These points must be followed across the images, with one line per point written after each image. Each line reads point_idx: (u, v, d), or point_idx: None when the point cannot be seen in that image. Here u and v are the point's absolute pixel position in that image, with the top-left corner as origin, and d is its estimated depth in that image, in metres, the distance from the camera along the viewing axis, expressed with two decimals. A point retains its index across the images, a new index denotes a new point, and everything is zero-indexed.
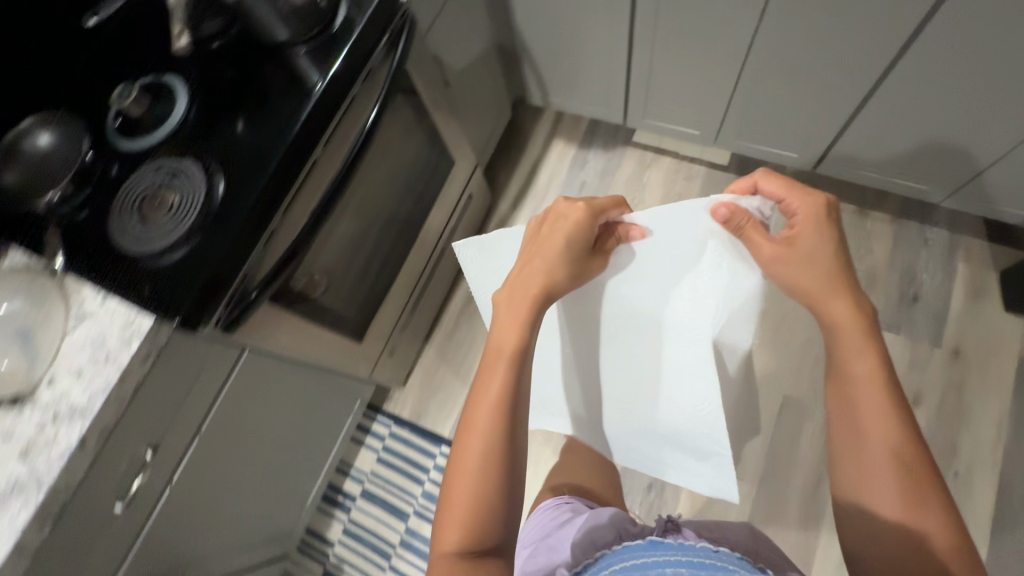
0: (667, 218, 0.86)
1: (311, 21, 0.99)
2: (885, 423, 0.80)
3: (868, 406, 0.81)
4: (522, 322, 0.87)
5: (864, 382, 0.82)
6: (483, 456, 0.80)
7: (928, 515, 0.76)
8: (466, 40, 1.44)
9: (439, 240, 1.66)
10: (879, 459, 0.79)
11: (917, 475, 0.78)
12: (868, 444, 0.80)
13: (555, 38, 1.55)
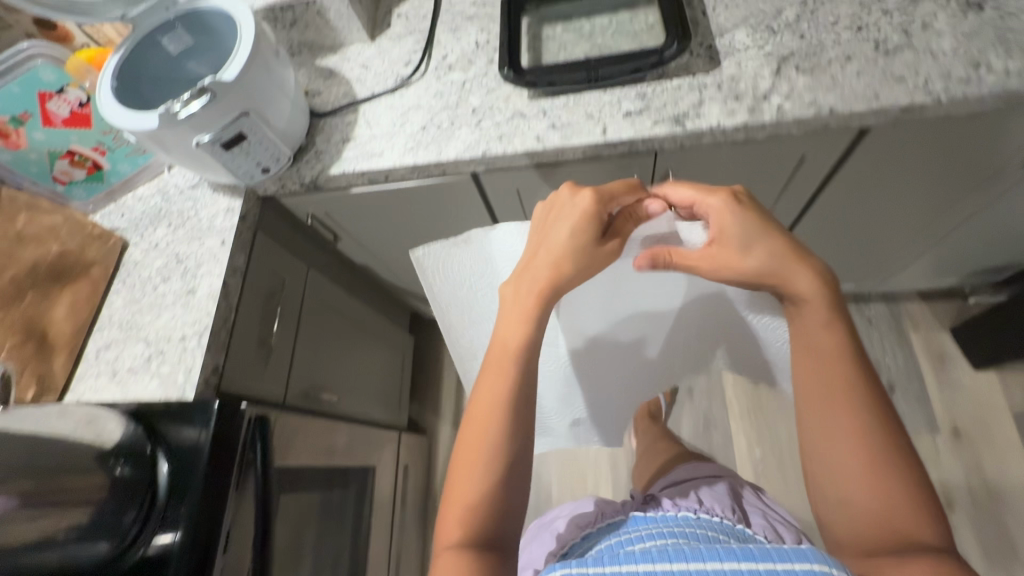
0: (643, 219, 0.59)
1: (127, 510, 0.57)
2: (853, 404, 0.52)
3: (838, 376, 0.53)
4: (534, 314, 0.57)
5: (829, 352, 0.54)
6: (495, 435, 0.53)
7: (875, 500, 0.49)
8: (316, 297, 0.97)
9: (393, 524, 1.20)
10: (847, 435, 0.52)
11: (868, 459, 0.50)
12: (838, 416, 0.52)
13: (395, 264, 1.11)
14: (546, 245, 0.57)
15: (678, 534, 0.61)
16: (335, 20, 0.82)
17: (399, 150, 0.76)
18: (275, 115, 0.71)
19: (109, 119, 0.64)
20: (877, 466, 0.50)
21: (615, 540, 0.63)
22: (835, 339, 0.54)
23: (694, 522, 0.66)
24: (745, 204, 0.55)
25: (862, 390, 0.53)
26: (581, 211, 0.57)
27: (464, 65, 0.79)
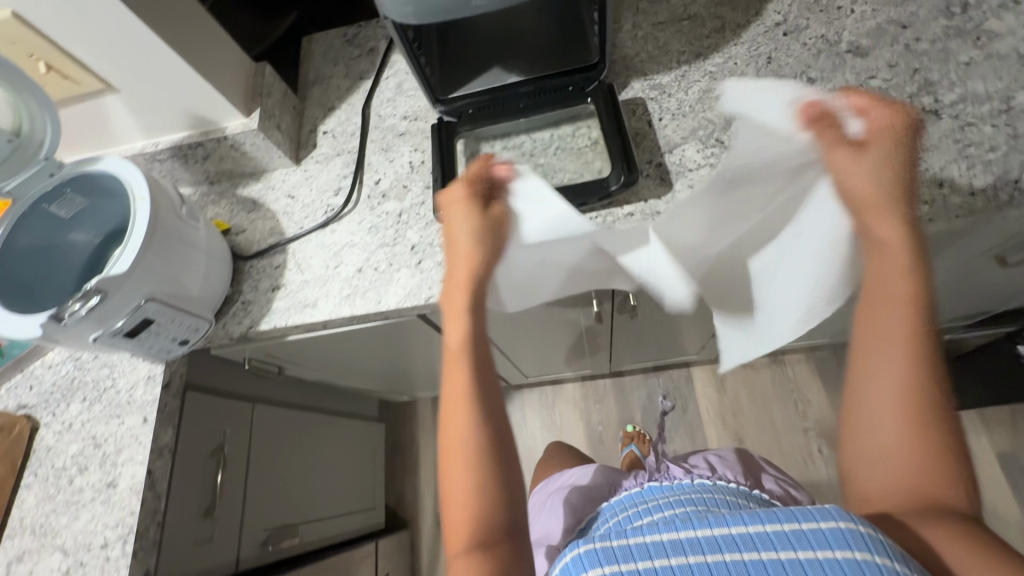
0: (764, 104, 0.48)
1: None
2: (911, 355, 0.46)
3: (894, 324, 0.47)
4: (465, 309, 0.55)
5: (893, 303, 0.47)
6: (471, 418, 0.51)
7: (910, 452, 0.45)
8: (266, 433, 0.90)
9: None
10: (894, 387, 0.46)
11: (909, 414, 0.45)
12: (884, 366, 0.47)
13: (352, 372, 1.04)
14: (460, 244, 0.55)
15: (697, 504, 0.59)
16: (252, 152, 0.74)
17: (334, 299, 0.69)
18: (188, 283, 0.63)
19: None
20: (913, 421, 0.45)
21: (628, 514, 0.61)
22: (905, 278, 0.47)
23: (713, 490, 0.65)
24: (917, 128, 0.47)
25: (922, 340, 0.46)
26: (458, 202, 0.56)
27: (399, 192, 0.73)
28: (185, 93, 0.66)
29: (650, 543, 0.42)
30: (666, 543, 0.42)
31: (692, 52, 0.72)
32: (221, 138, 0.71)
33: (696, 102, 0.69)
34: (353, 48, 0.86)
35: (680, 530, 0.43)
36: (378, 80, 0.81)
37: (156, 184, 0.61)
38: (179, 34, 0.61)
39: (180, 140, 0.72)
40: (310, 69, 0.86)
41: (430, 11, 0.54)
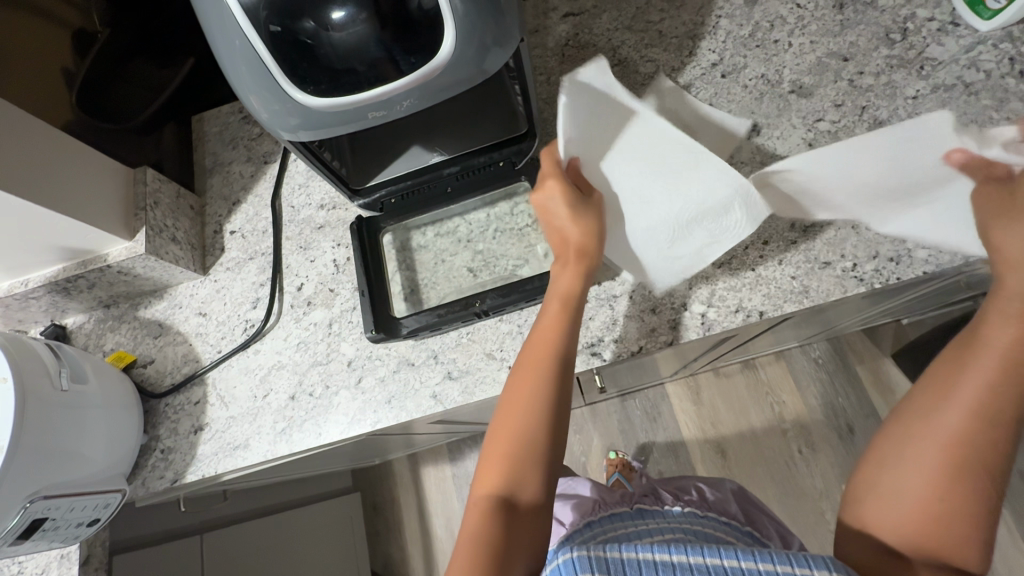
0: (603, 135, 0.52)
1: None
2: (979, 411, 0.40)
3: (977, 373, 0.41)
4: (581, 267, 0.52)
5: (982, 348, 0.41)
6: (551, 398, 0.48)
7: (947, 505, 0.38)
8: None
9: None
10: (956, 439, 0.39)
11: (951, 467, 0.39)
12: (946, 412, 0.41)
13: (309, 464, 0.95)
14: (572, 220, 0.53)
15: (688, 532, 0.58)
16: (147, 273, 0.64)
17: (268, 436, 0.60)
18: (90, 451, 0.54)
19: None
20: (963, 482, 0.38)
21: (617, 533, 0.58)
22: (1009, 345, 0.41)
23: (700, 520, 0.62)
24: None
25: (1004, 406, 0.39)
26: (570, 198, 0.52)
27: (326, 298, 0.65)
28: (45, 229, 0.55)
29: (646, 560, 0.40)
30: (659, 562, 0.40)
31: None
32: (104, 268, 0.61)
33: None
34: (252, 125, 0.75)
35: (672, 550, 0.40)
36: (285, 163, 0.71)
37: (20, 356, 0.50)
38: (8, 167, 0.50)
39: (55, 275, 0.62)
40: (206, 156, 0.76)
41: (324, 125, 0.45)
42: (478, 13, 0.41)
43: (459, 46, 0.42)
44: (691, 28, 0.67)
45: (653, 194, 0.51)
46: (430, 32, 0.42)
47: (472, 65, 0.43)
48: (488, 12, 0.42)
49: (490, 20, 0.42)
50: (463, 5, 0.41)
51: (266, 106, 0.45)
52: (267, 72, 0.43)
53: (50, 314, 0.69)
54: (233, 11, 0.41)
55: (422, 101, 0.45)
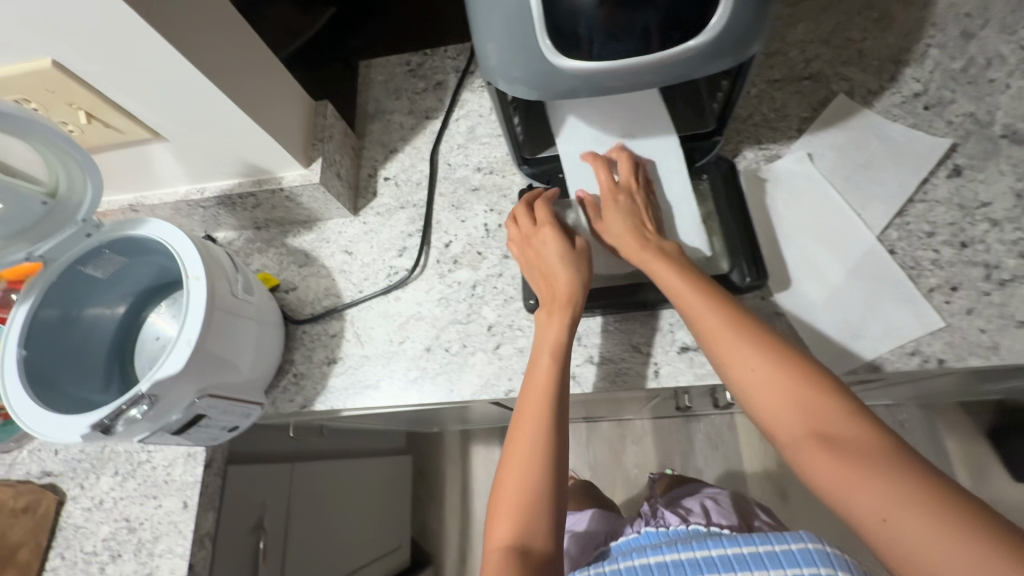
0: (789, 199, 0.59)
1: None
2: (758, 347, 0.44)
3: (740, 363, 0.44)
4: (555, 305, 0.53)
5: (727, 347, 0.45)
6: (536, 427, 0.48)
7: (834, 427, 0.39)
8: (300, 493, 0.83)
9: None
10: (772, 384, 0.42)
11: (794, 397, 0.41)
12: (758, 382, 0.43)
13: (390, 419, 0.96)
14: (545, 268, 0.55)
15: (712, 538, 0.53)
16: (309, 203, 0.66)
17: (399, 381, 0.62)
18: (241, 359, 0.56)
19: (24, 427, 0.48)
20: (799, 388, 0.42)
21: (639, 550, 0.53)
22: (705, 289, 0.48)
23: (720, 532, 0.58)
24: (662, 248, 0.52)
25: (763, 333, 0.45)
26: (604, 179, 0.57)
27: (473, 260, 0.65)
28: (238, 140, 0.57)
29: (646, 563, 0.47)
30: (657, 563, 0.46)
31: (815, 119, 0.63)
32: (277, 189, 0.63)
33: (822, 179, 0.60)
34: (418, 80, 0.76)
35: (667, 551, 0.47)
36: (448, 121, 0.72)
37: (208, 258, 0.52)
38: (221, 70, 0.51)
39: (229, 189, 0.64)
40: (368, 101, 0.77)
41: (545, 84, 0.46)
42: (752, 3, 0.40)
43: (722, 31, 0.41)
44: (896, 53, 0.64)
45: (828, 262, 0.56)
46: (698, 16, 0.41)
47: (719, 58, 0.43)
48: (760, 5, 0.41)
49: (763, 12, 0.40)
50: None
51: (500, 54, 0.45)
52: (519, 23, 0.42)
53: (206, 225, 0.72)
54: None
55: (660, 79, 0.44)
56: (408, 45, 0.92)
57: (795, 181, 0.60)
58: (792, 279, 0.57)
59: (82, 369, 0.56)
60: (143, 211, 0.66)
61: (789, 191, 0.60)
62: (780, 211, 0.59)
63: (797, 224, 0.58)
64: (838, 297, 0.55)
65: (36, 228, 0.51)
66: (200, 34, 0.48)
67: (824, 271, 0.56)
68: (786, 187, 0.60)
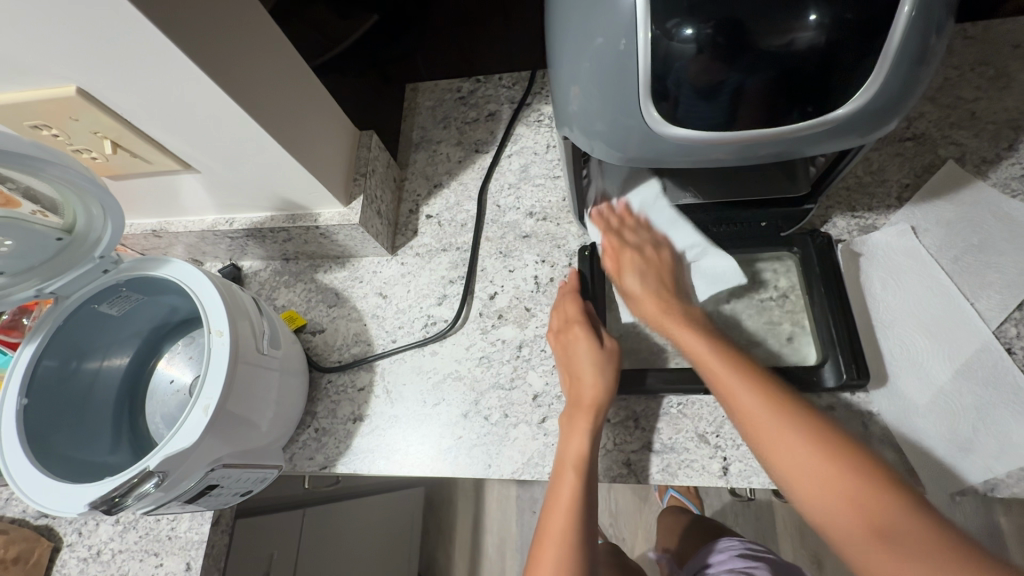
0: (889, 282, 0.52)
1: None
2: (762, 387, 0.41)
3: (734, 398, 0.41)
4: (581, 414, 0.49)
5: (727, 380, 0.42)
6: (556, 556, 0.44)
7: (914, 541, 0.32)
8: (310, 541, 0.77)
9: None
10: (815, 467, 0.36)
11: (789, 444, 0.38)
12: (763, 413, 0.39)
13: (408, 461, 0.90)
14: (570, 369, 0.51)
15: None
16: (345, 240, 0.61)
17: (429, 448, 0.55)
18: (262, 418, 0.50)
19: (19, 494, 0.43)
20: (842, 461, 0.36)
21: None
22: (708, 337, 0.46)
23: None
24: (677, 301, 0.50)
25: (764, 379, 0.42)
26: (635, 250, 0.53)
27: (520, 316, 0.59)
28: (277, 174, 0.52)
29: None
30: None
31: (918, 188, 0.56)
32: (312, 226, 0.58)
33: (926, 260, 0.53)
34: (468, 108, 0.71)
35: None
36: (500, 158, 0.66)
37: (233, 306, 0.47)
38: (263, 100, 0.46)
39: (261, 222, 0.58)
40: (413, 128, 0.71)
41: (629, 145, 0.39)
42: (907, 66, 0.34)
43: (863, 106, 0.35)
44: (1015, 118, 0.56)
45: (936, 360, 0.49)
46: (840, 82, 0.35)
47: (847, 135, 0.37)
48: (916, 68, 0.35)
49: (921, 77, 0.34)
50: (901, 56, 0.34)
51: (583, 100, 0.39)
52: (613, 72, 0.36)
53: (231, 253, 0.67)
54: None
55: (771, 152, 0.38)
56: (455, 64, 0.86)
57: (895, 262, 0.53)
58: (889, 374, 0.49)
59: (84, 419, 0.51)
60: (167, 236, 0.61)
61: (888, 270, 0.53)
62: (876, 296, 0.52)
63: (897, 311, 0.51)
64: (948, 403, 0.48)
65: (49, 264, 0.46)
66: (244, 56, 0.43)
67: (928, 369, 0.49)
68: (885, 267, 0.53)
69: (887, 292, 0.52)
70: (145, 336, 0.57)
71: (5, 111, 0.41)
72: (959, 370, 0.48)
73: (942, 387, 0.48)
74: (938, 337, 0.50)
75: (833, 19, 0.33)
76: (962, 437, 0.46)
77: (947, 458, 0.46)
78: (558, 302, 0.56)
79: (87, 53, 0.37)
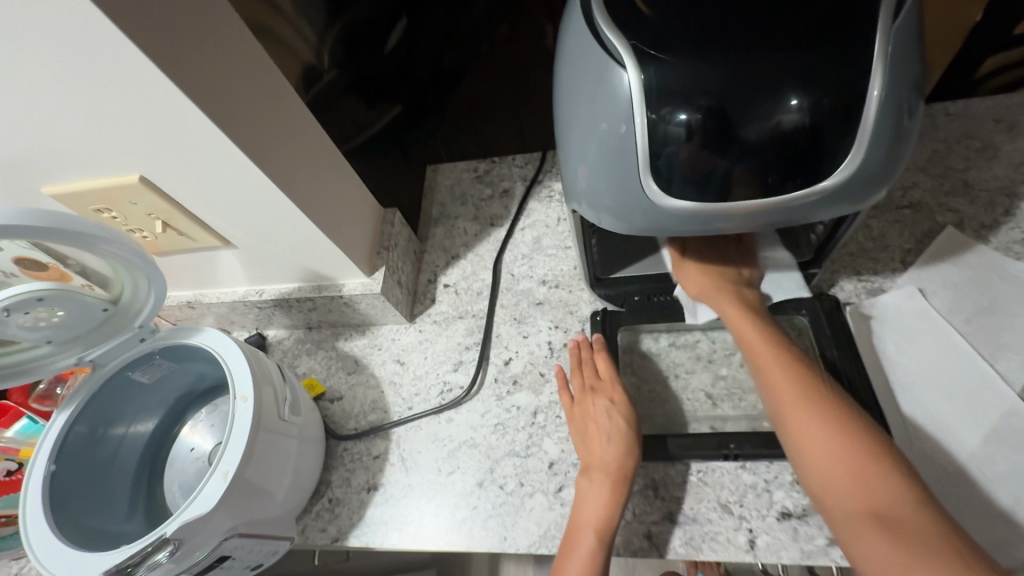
0: (903, 344, 0.53)
1: None
2: (856, 454, 0.40)
3: (818, 444, 0.41)
4: (605, 481, 0.48)
5: (816, 422, 0.42)
6: None
7: None
8: None
9: None
10: (878, 528, 0.37)
11: (859, 470, 0.39)
12: (853, 466, 0.40)
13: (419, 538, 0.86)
14: (598, 431, 0.51)
15: None
16: (366, 308, 0.64)
17: (443, 520, 0.54)
18: (279, 486, 0.51)
19: (35, 564, 0.43)
20: (924, 538, 0.35)
21: None
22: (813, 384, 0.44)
23: None
24: (761, 322, 0.50)
25: (872, 449, 0.40)
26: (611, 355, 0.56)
27: (534, 381, 0.60)
28: (308, 249, 0.56)
29: None
30: None
31: (920, 252, 0.57)
32: (336, 296, 0.61)
33: (938, 321, 0.53)
34: (484, 186, 0.76)
35: None
36: (513, 230, 0.70)
37: (259, 372, 0.49)
38: (298, 182, 0.51)
39: (288, 293, 0.62)
40: (433, 205, 0.76)
41: (635, 215, 0.42)
42: (886, 139, 0.37)
43: (850, 175, 0.38)
44: (1007, 185, 0.59)
45: (961, 424, 0.48)
46: (827, 154, 0.38)
47: (840, 200, 0.40)
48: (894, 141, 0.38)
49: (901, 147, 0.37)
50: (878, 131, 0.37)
51: (591, 178, 0.43)
52: (616, 153, 0.40)
53: (258, 323, 0.70)
54: (619, 86, 0.39)
55: (770, 219, 0.41)
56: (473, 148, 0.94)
57: (906, 323, 0.53)
58: (914, 438, 0.48)
59: (103, 489, 0.52)
60: (200, 307, 0.65)
61: (901, 333, 0.53)
62: (891, 358, 0.52)
63: (914, 373, 0.51)
64: (982, 469, 0.46)
65: (92, 334, 0.49)
66: (286, 147, 0.49)
67: (956, 434, 0.48)
68: (896, 329, 0.54)
69: (902, 354, 0.52)
70: (171, 404, 0.59)
71: (74, 198, 0.46)
72: (988, 434, 0.47)
73: (973, 452, 0.47)
74: (959, 400, 0.49)
75: (812, 100, 0.36)
76: (1004, 506, 0.44)
77: (991, 530, 0.44)
78: (577, 364, 0.57)
79: (152, 144, 0.43)
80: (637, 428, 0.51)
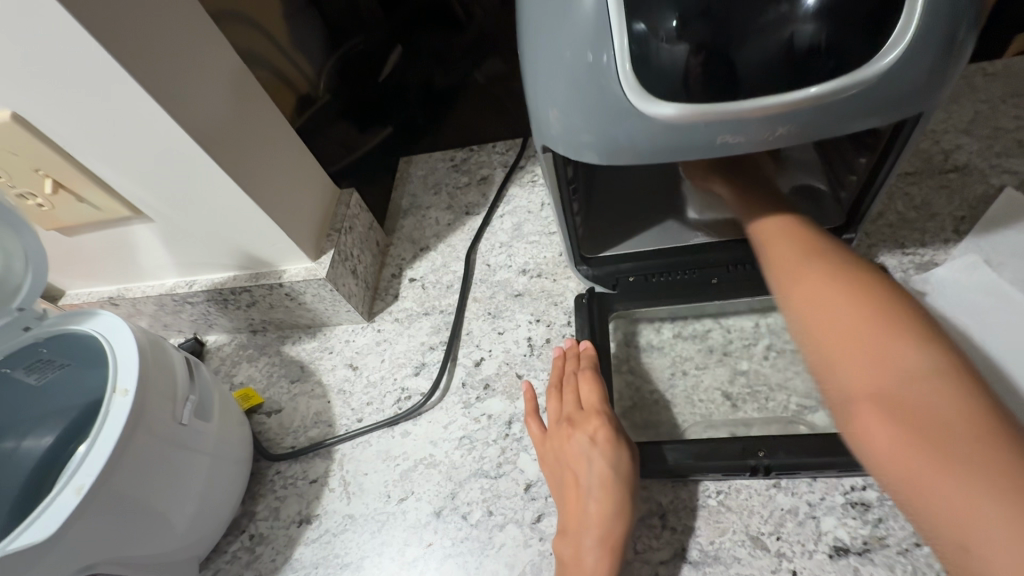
0: (971, 324, 0.41)
1: None
2: (861, 293, 0.31)
3: (805, 285, 0.33)
4: (588, 555, 0.35)
5: (809, 264, 0.34)
6: None
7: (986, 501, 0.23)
8: None
9: None
10: (881, 367, 0.28)
11: (865, 316, 0.30)
12: (843, 309, 0.31)
13: None
14: (576, 481, 0.38)
15: None
16: (314, 303, 0.54)
17: (389, 561, 0.42)
18: (174, 516, 0.39)
19: None
20: (941, 376, 0.27)
21: None
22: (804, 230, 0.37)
23: None
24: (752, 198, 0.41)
25: (874, 287, 0.32)
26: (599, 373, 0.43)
27: (510, 385, 0.49)
28: (238, 224, 0.47)
29: None
30: None
31: (975, 220, 0.47)
32: (275, 285, 0.52)
33: (1012, 295, 0.42)
34: (460, 175, 0.68)
35: None
36: (490, 218, 0.61)
37: (154, 362, 0.39)
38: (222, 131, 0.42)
39: (222, 283, 0.53)
40: (403, 197, 0.68)
41: (627, 141, 0.32)
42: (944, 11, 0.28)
43: (902, 59, 0.29)
44: None
45: None
46: (866, 37, 0.28)
47: (892, 98, 0.30)
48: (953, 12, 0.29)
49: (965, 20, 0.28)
50: None
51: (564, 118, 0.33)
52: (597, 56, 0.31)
53: (196, 327, 0.60)
54: None
55: (803, 130, 0.31)
56: None
57: (971, 300, 0.42)
58: None
59: None
60: (124, 305, 0.56)
61: (966, 313, 0.42)
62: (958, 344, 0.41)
63: (991, 360, 0.40)
64: None
65: None
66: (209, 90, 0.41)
67: None
68: (959, 307, 0.42)
69: (972, 337, 0.41)
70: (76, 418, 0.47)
71: None
72: None
73: None
74: None
75: None
76: None
77: None
78: (558, 382, 0.44)
79: (27, 76, 0.35)
80: (632, 473, 0.38)
